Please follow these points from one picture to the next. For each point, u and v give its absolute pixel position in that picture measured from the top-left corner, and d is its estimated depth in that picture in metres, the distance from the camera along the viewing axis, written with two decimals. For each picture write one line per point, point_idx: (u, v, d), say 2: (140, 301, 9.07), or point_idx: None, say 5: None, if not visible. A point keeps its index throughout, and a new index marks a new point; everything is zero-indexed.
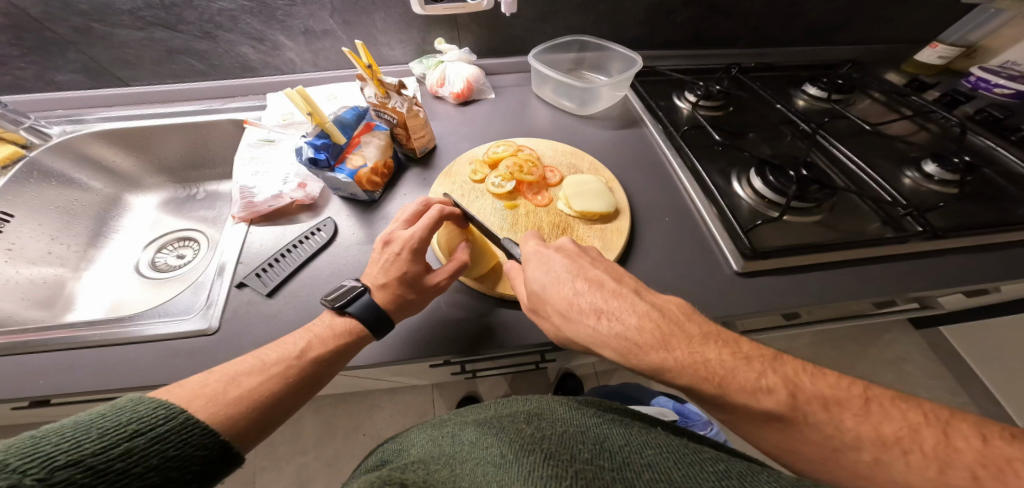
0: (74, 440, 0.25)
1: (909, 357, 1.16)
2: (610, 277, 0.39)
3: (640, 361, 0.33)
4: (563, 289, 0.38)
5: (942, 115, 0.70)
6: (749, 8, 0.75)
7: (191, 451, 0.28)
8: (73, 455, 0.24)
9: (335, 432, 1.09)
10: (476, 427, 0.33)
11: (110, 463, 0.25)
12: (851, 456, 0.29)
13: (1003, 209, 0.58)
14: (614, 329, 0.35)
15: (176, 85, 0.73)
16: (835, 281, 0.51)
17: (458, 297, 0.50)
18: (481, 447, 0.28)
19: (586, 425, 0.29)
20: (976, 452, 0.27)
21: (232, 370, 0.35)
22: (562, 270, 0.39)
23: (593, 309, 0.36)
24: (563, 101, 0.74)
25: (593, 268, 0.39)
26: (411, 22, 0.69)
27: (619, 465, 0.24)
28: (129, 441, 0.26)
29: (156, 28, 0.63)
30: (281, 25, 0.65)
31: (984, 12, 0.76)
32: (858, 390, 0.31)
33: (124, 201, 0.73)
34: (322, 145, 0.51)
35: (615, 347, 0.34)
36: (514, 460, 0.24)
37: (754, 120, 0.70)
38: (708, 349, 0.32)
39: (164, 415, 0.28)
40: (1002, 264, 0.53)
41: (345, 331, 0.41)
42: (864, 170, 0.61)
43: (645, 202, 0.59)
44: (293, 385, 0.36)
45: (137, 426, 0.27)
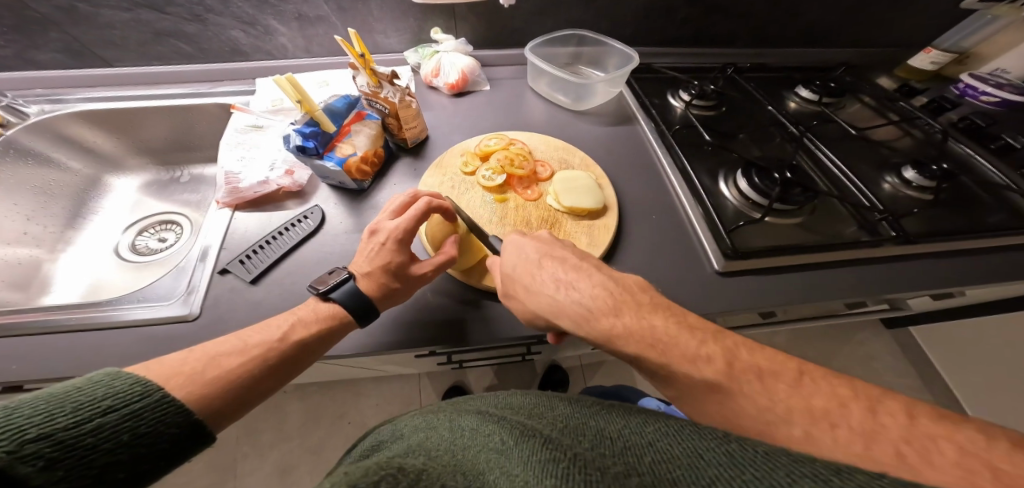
0: (45, 414, 0.24)
1: (877, 356, 1.26)
2: (570, 253, 0.42)
3: (598, 329, 0.35)
4: (523, 262, 0.42)
5: (927, 121, 0.71)
6: (747, 8, 0.75)
7: (162, 428, 0.29)
8: (44, 429, 0.24)
9: (320, 419, 1.10)
10: (476, 414, 0.34)
11: (82, 438, 0.25)
12: (784, 431, 0.26)
13: (973, 215, 0.60)
14: (569, 296, 0.38)
15: (163, 67, 0.71)
16: (810, 282, 0.52)
17: (443, 289, 0.51)
18: (483, 435, 0.28)
19: (589, 418, 0.29)
20: (903, 429, 0.24)
21: (214, 350, 0.35)
22: (531, 250, 0.43)
23: (555, 281, 0.39)
24: (558, 95, 0.73)
25: (559, 247, 0.43)
26: (408, 10, 0.68)
27: (620, 451, 0.23)
28: (102, 417, 0.27)
29: (143, 9, 0.62)
30: (273, 10, 0.64)
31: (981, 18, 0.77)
32: (793, 365, 0.30)
33: (105, 182, 0.72)
34: (311, 133, 0.50)
35: (571, 314, 0.37)
36: (514, 448, 0.24)
37: (745, 121, 0.71)
38: (653, 316, 0.34)
39: (140, 392, 0.29)
40: (968, 270, 0.55)
41: (328, 316, 0.41)
42: (847, 175, 0.61)
43: (633, 200, 0.60)
44: (271, 367, 0.37)
45: (111, 402, 0.27)
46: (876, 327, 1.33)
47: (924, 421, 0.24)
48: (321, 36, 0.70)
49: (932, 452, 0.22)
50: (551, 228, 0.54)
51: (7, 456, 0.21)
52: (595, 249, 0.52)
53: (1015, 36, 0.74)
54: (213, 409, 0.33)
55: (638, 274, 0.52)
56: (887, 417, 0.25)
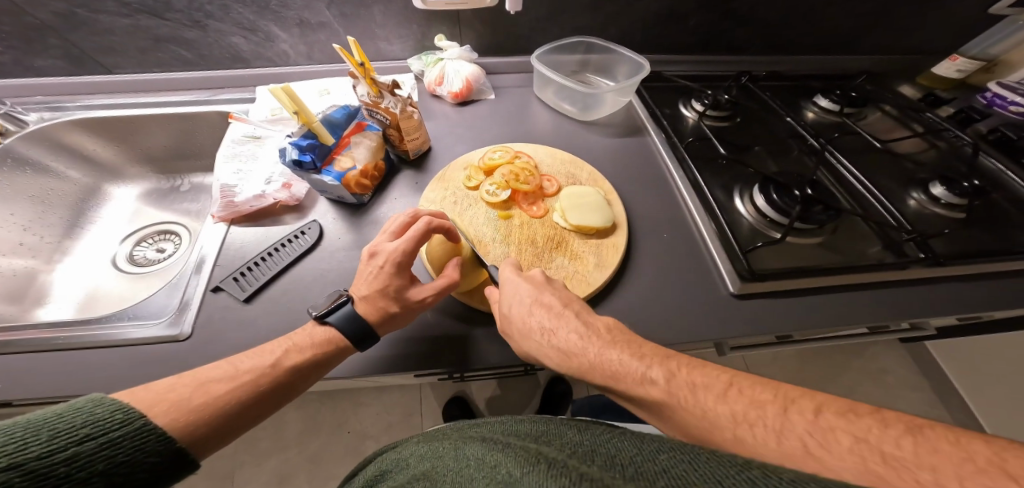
0: (19, 441, 0.23)
1: (891, 370, 1.22)
2: (558, 301, 0.40)
3: (574, 365, 0.35)
4: (518, 307, 0.40)
5: (955, 133, 0.67)
6: (763, 14, 0.72)
7: (143, 456, 0.27)
8: (15, 459, 0.23)
9: (319, 429, 1.09)
10: (482, 442, 0.31)
11: (54, 467, 0.24)
12: (717, 435, 0.26)
13: (1006, 235, 0.56)
14: (550, 341, 0.37)
15: (163, 73, 0.70)
16: (834, 306, 0.50)
17: (444, 310, 0.48)
18: (488, 467, 0.26)
19: (599, 444, 0.27)
20: (807, 423, 0.24)
21: (205, 375, 0.33)
22: (524, 295, 0.41)
23: (541, 328, 0.38)
24: (565, 105, 0.71)
25: (550, 291, 0.41)
26: (411, 16, 0.66)
27: (630, 474, 0.20)
28: (78, 445, 0.25)
29: (143, 16, 0.61)
30: (274, 16, 0.63)
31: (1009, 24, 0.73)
32: (724, 376, 0.30)
33: (104, 191, 0.71)
34: (307, 146, 0.48)
35: (553, 356, 0.37)
36: (521, 480, 0.22)
37: (761, 132, 0.68)
38: (612, 349, 0.34)
39: (121, 419, 0.27)
40: (1005, 294, 0.51)
41: (325, 341, 0.39)
42: (872, 192, 0.58)
43: (644, 216, 0.57)
44: (258, 391, 0.34)
45: (89, 430, 0.26)
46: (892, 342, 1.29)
47: (835, 414, 0.24)
48: (324, 42, 0.68)
49: (830, 442, 0.22)
50: (557, 247, 0.52)
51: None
52: (603, 270, 0.49)
53: None
54: (195, 438, 0.30)
55: (646, 297, 0.49)
56: (797, 414, 0.25)
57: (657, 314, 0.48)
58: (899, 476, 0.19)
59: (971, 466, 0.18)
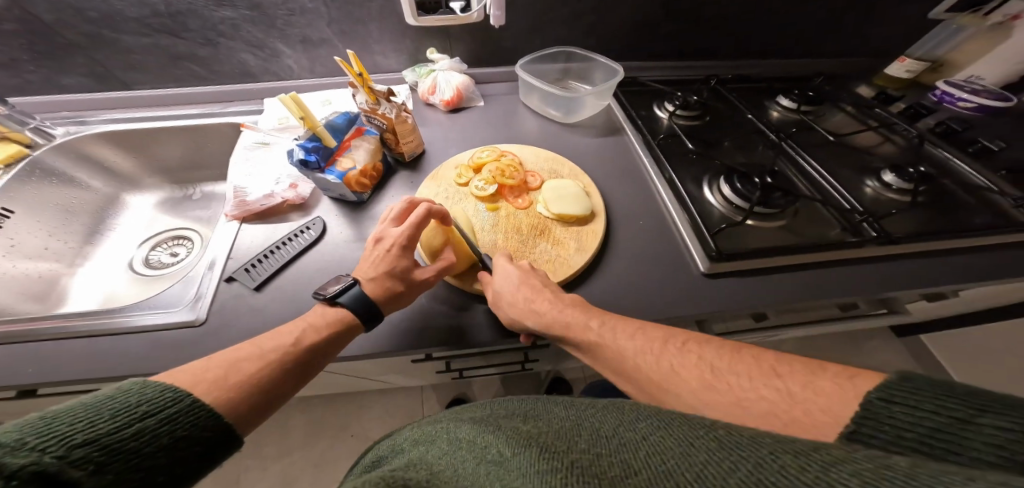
0: (87, 420, 0.27)
1: (885, 363, 1.25)
2: (540, 281, 0.47)
3: (546, 324, 0.43)
4: (509, 287, 0.47)
5: (905, 127, 0.73)
6: (727, 22, 0.79)
7: (196, 429, 0.30)
8: (90, 435, 0.26)
9: (323, 432, 1.11)
10: (473, 425, 0.36)
11: (124, 442, 0.27)
12: (627, 363, 0.38)
13: (956, 217, 0.61)
14: (531, 310, 0.44)
15: (177, 88, 0.76)
16: (796, 284, 0.54)
17: (437, 294, 0.53)
18: (483, 446, 0.31)
19: (582, 417, 0.33)
20: (680, 352, 0.37)
21: (232, 356, 0.36)
22: (517, 278, 0.47)
23: (525, 301, 0.45)
24: (549, 110, 0.77)
25: (535, 276, 0.48)
26: (405, 32, 0.72)
27: (615, 448, 0.26)
28: (140, 422, 0.28)
29: (161, 35, 0.66)
30: (280, 33, 0.69)
31: (947, 27, 0.81)
32: (638, 325, 0.41)
33: (122, 200, 0.76)
34: (313, 148, 0.53)
35: (527, 319, 0.44)
36: (513, 459, 0.27)
37: (729, 129, 0.73)
38: (570, 311, 0.44)
39: (171, 398, 0.30)
40: (954, 269, 0.56)
41: (338, 320, 0.42)
42: (828, 179, 0.63)
43: (621, 207, 0.62)
44: (291, 367, 0.38)
45: (147, 407, 0.29)
46: (884, 335, 1.32)
47: (698, 346, 0.37)
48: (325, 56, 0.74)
49: (687, 361, 0.35)
50: (540, 235, 0.56)
51: (61, 461, 0.24)
52: (583, 253, 0.54)
53: (982, 45, 0.77)
54: (238, 411, 0.33)
55: (620, 278, 0.54)
56: (675, 346, 0.37)
57: (631, 293, 0.52)
58: (720, 379, 0.33)
59: (758, 370, 0.33)
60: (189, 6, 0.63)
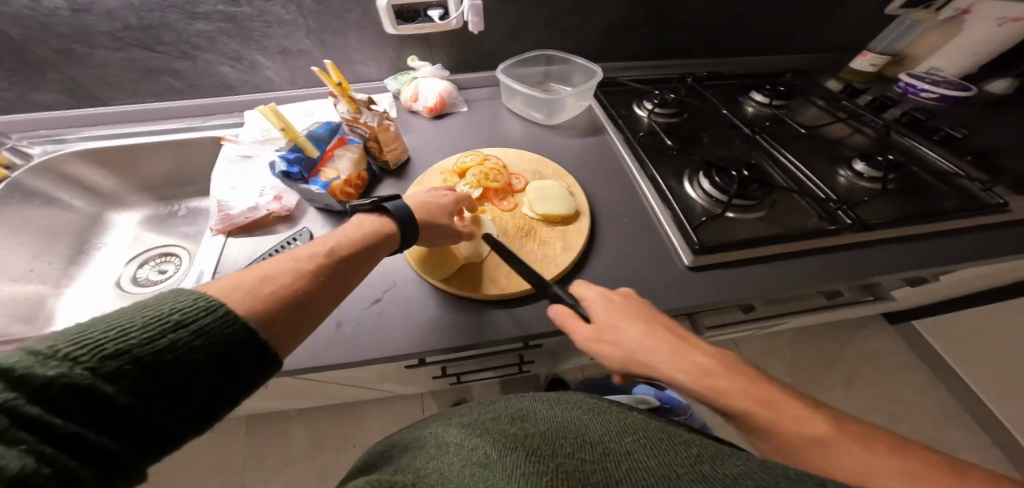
0: (119, 327, 0.22)
1: (880, 352, 1.28)
2: (653, 317, 0.42)
3: (671, 368, 0.37)
4: (621, 319, 0.42)
5: (872, 118, 0.75)
6: (699, 21, 0.81)
7: (233, 345, 0.25)
8: (121, 345, 0.21)
9: (325, 443, 1.11)
10: (460, 427, 0.36)
11: (159, 356, 0.22)
12: (796, 441, 0.29)
13: (927, 202, 0.62)
14: (653, 349, 0.39)
15: (156, 103, 0.75)
16: (777, 274, 0.55)
17: (425, 300, 0.53)
18: (467, 447, 0.31)
19: (570, 419, 0.34)
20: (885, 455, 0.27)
21: (268, 267, 0.32)
22: (632, 312, 0.42)
23: (645, 338, 0.40)
24: (532, 112, 0.78)
25: (643, 311, 0.43)
26: (385, 41, 0.73)
27: (599, 456, 0.28)
28: (173, 333, 0.23)
29: (134, 49, 0.66)
30: (257, 45, 0.69)
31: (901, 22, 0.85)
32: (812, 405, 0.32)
33: (106, 219, 0.76)
34: (295, 159, 0.53)
35: (648, 358, 0.38)
36: (499, 460, 0.27)
37: (707, 125, 0.75)
38: (706, 362, 0.36)
39: (204, 308, 0.25)
40: (933, 254, 0.57)
41: (373, 230, 0.43)
42: (802, 171, 0.65)
43: (605, 205, 0.63)
44: (328, 281, 0.35)
45: (179, 317, 0.24)
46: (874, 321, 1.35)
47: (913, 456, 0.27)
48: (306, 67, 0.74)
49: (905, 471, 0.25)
50: (526, 235, 0.57)
51: (87, 375, 0.20)
52: (569, 252, 0.55)
53: (940, 34, 0.81)
54: (282, 316, 0.30)
55: (606, 275, 0.54)
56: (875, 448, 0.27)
57: (617, 290, 0.53)
58: None
59: None
60: (161, 20, 0.62)
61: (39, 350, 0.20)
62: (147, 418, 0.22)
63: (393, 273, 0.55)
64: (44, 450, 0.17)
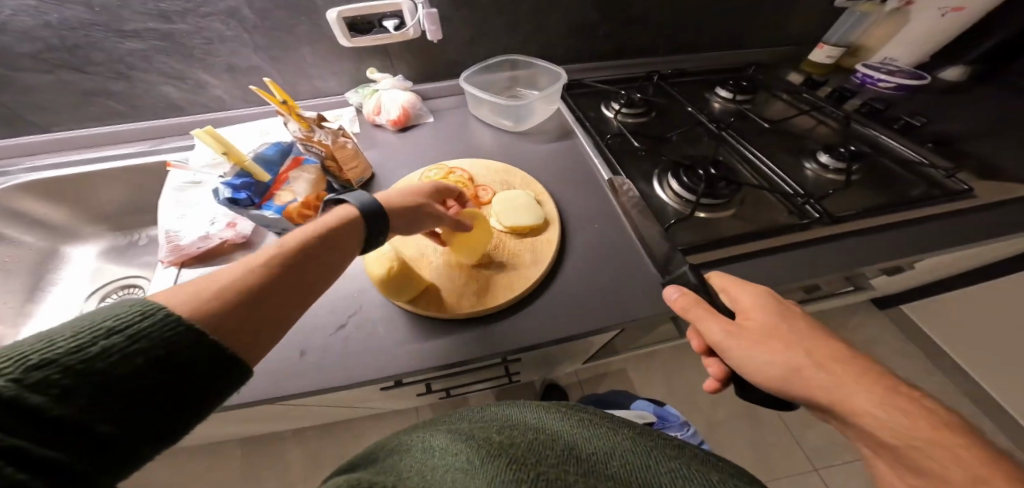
0: (43, 339, 0.20)
1: (878, 340, 1.31)
2: (807, 327, 0.37)
3: (817, 390, 0.33)
4: (768, 321, 0.37)
5: (833, 110, 0.76)
6: (660, 19, 0.80)
7: (181, 346, 0.23)
8: (46, 355, 0.19)
9: (322, 463, 1.08)
10: (447, 434, 0.35)
11: (92, 363, 0.20)
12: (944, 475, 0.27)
13: (893, 191, 0.63)
14: (797, 365, 0.34)
15: (100, 127, 0.71)
16: (753, 273, 0.54)
17: (392, 322, 0.51)
18: (450, 454, 0.30)
19: (558, 432, 0.35)
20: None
21: (218, 268, 0.29)
22: (781, 317, 0.38)
23: (787, 350, 0.35)
24: (500, 120, 0.76)
25: (800, 324, 0.37)
26: (340, 54, 0.70)
27: (585, 471, 0.29)
28: (104, 340, 0.21)
29: (63, 70, 0.62)
30: (201, 63, 0.66)
31: (851, 15, 0.85)
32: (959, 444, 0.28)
33: (62, 253, 0.72)
34: (241, 185, 0.50)
35: (797, 378, 0.34)
36: (480, 468, 0.28)
37: (674, 123, 0.75)
38: (860, 387, 0.32)
39: (139, 313, 0.23)
40: (905, 242, 0.56)
41: (335, 218, 0.39)
42: (769, 166, 0.65)
43: (574, 212, 0.62)
44: (285, 273, 0.32)
45: (110, 325, 0.22)
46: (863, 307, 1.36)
47: None
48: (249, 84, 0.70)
49: None
50: (495, 249, 0.56)
51: (13, 384, 0.18)
52: (539, 264, 0.54)
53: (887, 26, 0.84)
54: (237, 319, 0.27)
55: (577, 284, 0.53)
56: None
57: (588, 300, 0.51)
58: None
59: None
60: (88, 39, 0.59)
61: None
62: (98, 427, 0.20)
63: (359, 296, 0.53)
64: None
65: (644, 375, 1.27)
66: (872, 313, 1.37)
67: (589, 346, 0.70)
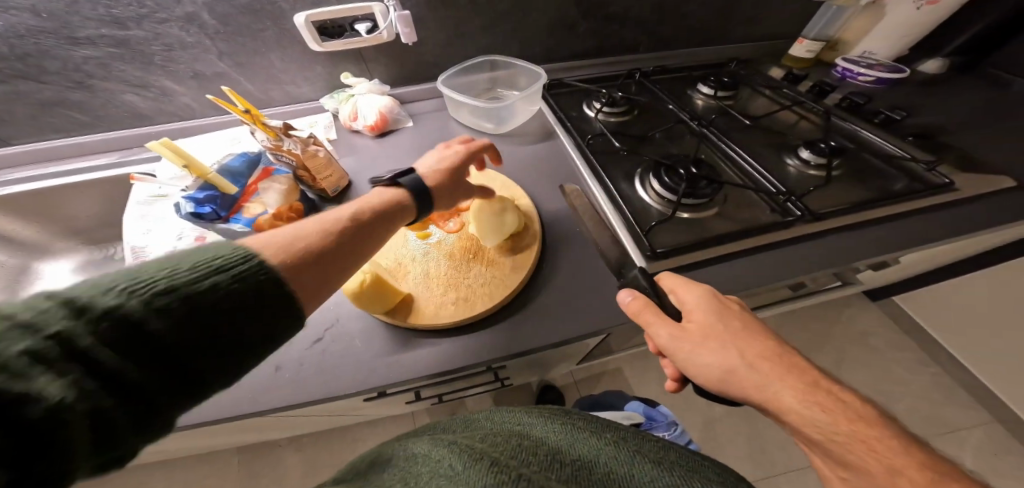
0: (170, 268, 0.24)
1: (873, 331, 1.32)
2: (743, 325, 0.38)
3: (752, 391, 0.35)
4: (711, 322, 0.38)
5: (813, 104, 0.75)
6: (638, 16, 0.79)
7: (265, 294, 0.26)
8: (171, 283, 0.23)
9: (315, 475, 1.06)
10: (431, 439, 0.34)
11: (199, 296, 0.23)
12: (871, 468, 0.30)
13: (876, 185, 0.63)
14: (735, 365, 0.36)
15: (63, 139, 0.69)
16: (735, 273, 0.53)
17: (368, 335, 0.49)
18: (434, 460, 0.30)
19: (544, 435, 0.34)
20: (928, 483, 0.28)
21: (299, 228, 0.34)
22: (721, 317, 0.38)
23: (727, 352, 0.36)
24: (480, 122, 0.75)
25: (738, 321, 0.39)
26: (312, 58, 0.69)
27: (567, 475, 0.28)
28: (213, 276, 0.24)
29: (18, 81, 0.60)
30: (163, 70, 0.64)
31: (829, 8, 0.83)
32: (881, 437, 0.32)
33: (35, 269, 0.71)
34: (204, 198, 0.49)
35: (737, 380, 0.35)
36: (462, 473, 0.27)
37: (655, 121, 0.74)
38: (794, 388, 0.34)
39: (242, 256, 0.26)
40: (884, 238, 0.56)
41: (390, 199, 0.43)
42: (752, 164, 0.64)
43: (555, 215, 0.61)
44: (348, 240, 0.36)
45: (219, 264, 0.25)
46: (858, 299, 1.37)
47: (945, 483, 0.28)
48: (206, 93, 0.68)
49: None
50: (474, 257, 0.55)
51: (141, 308, 0.21)
52: (518, 270, 0.52)
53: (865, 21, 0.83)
54: (301, 288, 0.30)
55: (557, 290, 0.52)
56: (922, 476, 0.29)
57: (567, 305, 0.50)
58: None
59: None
60: (38, 47, 0.56)
61: (101, 285, 0.21)
62: (186, 360, 0.23)
63: (335, 308, 0.52)
64: (86, 385, 0.19)
65: (640, 374, 1.26)
66: (864, 305, 1.38)
67: (577, 350, 0.69)
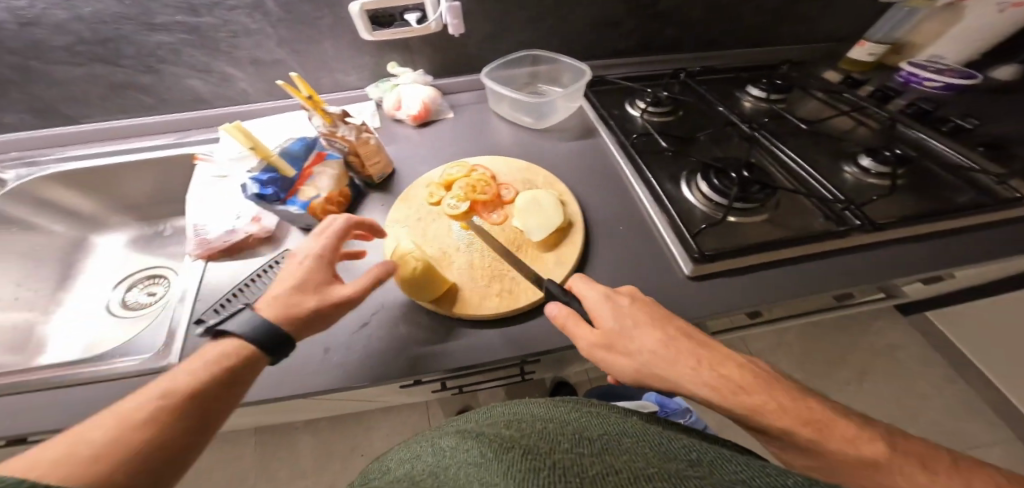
0: None
1: (901, 345, 1.26)
2: (648, 320, 0.38)
3: (668, 383, 0.36)
4: (614, 326, 0.38)
5: (875, 110, 0.72)
6: (689, 14, 0.77)
7: None
8: None
9: (333, 454, 1.10)
10: (457, 434, 0.33)
11: None
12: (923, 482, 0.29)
13: (940, 197, 0.60)
14: (647, 363, 0.36)
15: (129, 120, 0.72)
16: (788, 280, 0.52)
17: (416, 321, 0.50)
18: (460, 452, 0.28)
19: (568, 420, 0.33)
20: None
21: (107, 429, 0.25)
22: (627, 320, 0.38)
23: (638, 352, 0.37)
24: (520, 116, 0.75)
25: (641, 318, 0.39)
26: (362, 48, 0.70)
27: (598, 449, 0.26)
28: None
29: (96, 63, 0.63)
30: (227, 56, 0.66)
31: (900, 10, 0.80)
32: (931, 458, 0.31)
33: (90, 242, 0.74)
34: (268, 180, 0.51)
35: (654, 374, 0.36)
36: (491, 461, 0.25)
37: (701, 122, 0.73)
38: (722, 379, 0.35)
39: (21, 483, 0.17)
40: (950, 253, 0.54)
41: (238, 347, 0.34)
42: (807, 169, 0.62)
43: (599, 212, 0.61)
44: (192, 418, 0.28)
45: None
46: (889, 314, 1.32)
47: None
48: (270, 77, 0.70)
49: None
50: (518, 250, 0.55)
51: None
52: (565, 266, 0.52)
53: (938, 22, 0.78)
54: None
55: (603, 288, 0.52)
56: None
57: None
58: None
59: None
60: (118, 32, 0.59)
61: None
62: None
63: (381, 293, 0.53)
64: None
65: None
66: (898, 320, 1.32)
67: None
